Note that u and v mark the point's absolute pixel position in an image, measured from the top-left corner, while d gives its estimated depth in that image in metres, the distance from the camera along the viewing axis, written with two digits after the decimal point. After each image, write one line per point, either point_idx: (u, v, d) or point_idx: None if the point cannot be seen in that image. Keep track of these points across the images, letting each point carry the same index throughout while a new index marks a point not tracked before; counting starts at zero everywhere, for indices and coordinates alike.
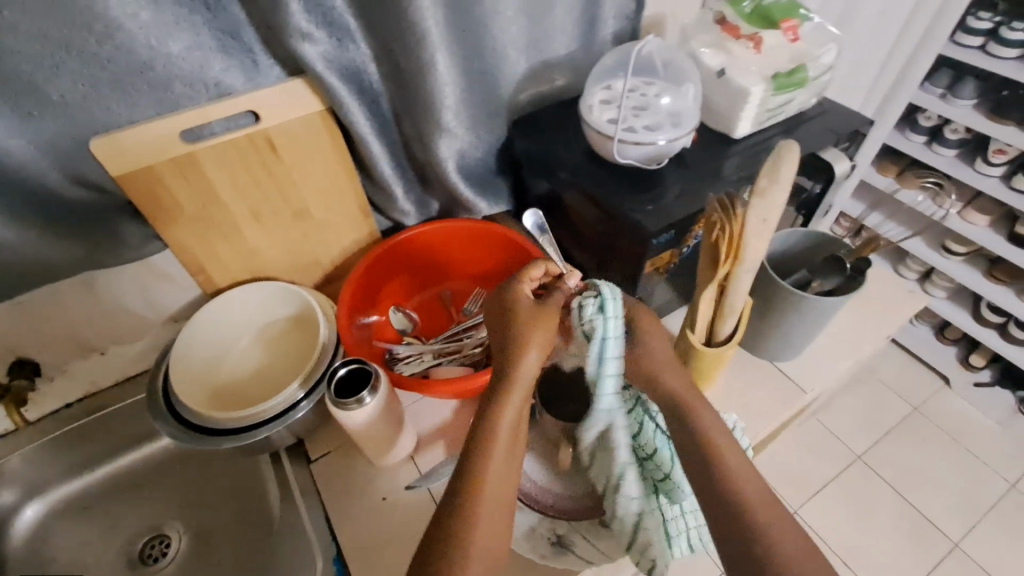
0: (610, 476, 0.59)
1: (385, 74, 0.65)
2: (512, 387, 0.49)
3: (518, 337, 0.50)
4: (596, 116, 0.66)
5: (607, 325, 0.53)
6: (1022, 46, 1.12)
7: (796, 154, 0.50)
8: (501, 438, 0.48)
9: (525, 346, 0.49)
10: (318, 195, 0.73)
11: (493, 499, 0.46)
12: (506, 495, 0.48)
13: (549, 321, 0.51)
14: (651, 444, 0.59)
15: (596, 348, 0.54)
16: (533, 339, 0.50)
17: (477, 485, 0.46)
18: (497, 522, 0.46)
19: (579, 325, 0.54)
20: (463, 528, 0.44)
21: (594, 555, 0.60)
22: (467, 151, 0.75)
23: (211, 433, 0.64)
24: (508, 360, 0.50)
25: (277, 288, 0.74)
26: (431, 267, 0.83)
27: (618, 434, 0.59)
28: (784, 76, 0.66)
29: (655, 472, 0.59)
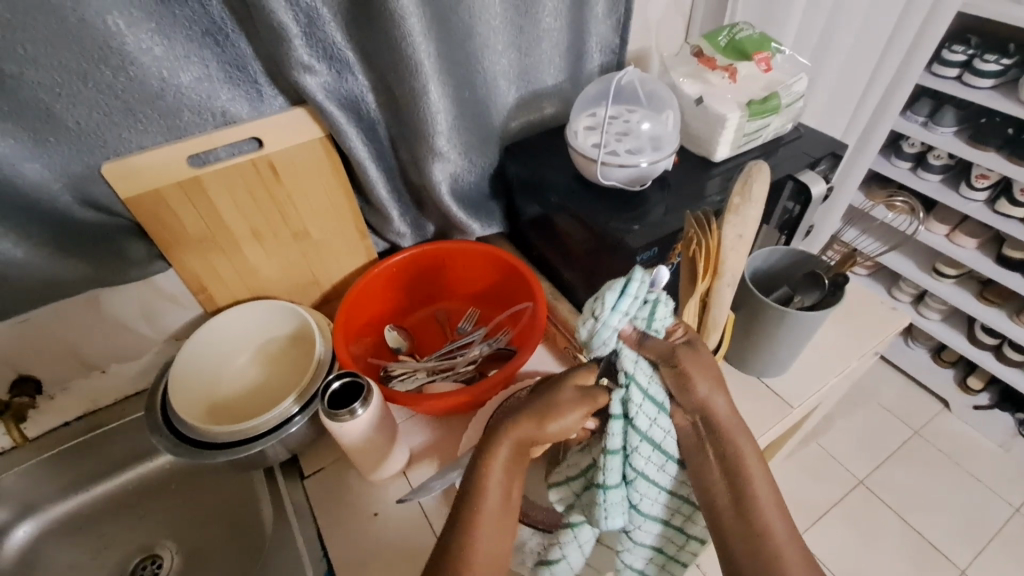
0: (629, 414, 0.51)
1: (381, 103, 0.69)
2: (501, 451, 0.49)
3: (539, 411, 0.50)
4: (582, 140, 0.69)
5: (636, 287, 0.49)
6: (996, 77, 1.19)
7: (766, 174, 0.54)
8: (492, 508, 0.47)
9: (539, 419, 0.49)
10: (316, 216, 0.75)
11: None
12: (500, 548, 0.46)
13: (572, 413, 0.50)
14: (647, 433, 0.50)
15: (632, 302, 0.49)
16: (550, 418, 0.49)
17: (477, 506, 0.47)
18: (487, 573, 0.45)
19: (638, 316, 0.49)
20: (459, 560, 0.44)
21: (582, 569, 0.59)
22: (460, 175, 0.77)
23: (207, 447, 0.65)
24: (512, 427, 0.49)
25: (279, 309, 0.76)
26: (425, 287, 0.85)
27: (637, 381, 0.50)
28: (759, 102, 0.69)
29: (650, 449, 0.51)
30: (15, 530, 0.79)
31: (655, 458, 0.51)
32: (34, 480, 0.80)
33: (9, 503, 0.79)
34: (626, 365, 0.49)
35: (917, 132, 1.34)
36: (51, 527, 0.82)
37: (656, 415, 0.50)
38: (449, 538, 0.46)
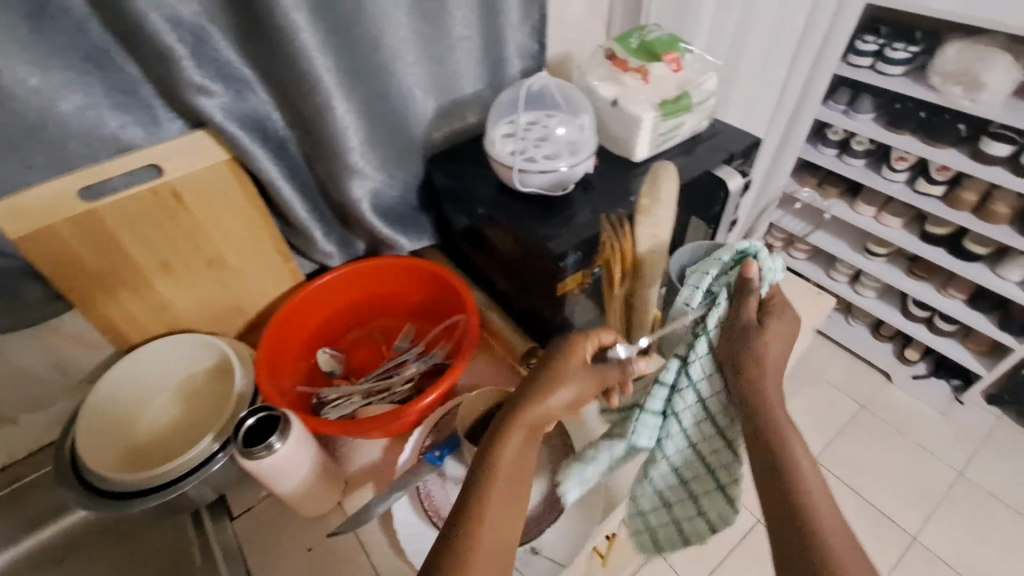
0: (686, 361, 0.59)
1: (289, 120, 0.66)
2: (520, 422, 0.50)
3: (547, 381, 0.53)
4: (500, 148, 0.68)
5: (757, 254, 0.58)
6: (905, 64, 1.26)
7: (673, 173, 0.55)
8: (506, 481, 0.48)
9: (551, 391, 0.52)
10: (232, 241, 0.72)
11: (487, 569, 0.43)
12: (505, 541, 0.45)
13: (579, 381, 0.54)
14: (697, 379, 0.58)
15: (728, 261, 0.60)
16: (563, 386, 0.53)
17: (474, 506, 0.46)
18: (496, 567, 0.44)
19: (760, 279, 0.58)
20: (466, 539, 0.44)
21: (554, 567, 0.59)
22: (382, 190, 0.75)
23: (123, 498, 0.61)
24: (532, 393, 0.52)
25: (195, 342, 0.72)
26: (358, 307, 0.83)
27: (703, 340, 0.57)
28: (670, 102, 0.70)
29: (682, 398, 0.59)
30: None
31: (697, 405, 0.58)
32: None
33: None
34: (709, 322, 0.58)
35: (840, 120, 1.40)
36: None
37: (710, 371, 0.57)
38: (449, 529, 0.45)
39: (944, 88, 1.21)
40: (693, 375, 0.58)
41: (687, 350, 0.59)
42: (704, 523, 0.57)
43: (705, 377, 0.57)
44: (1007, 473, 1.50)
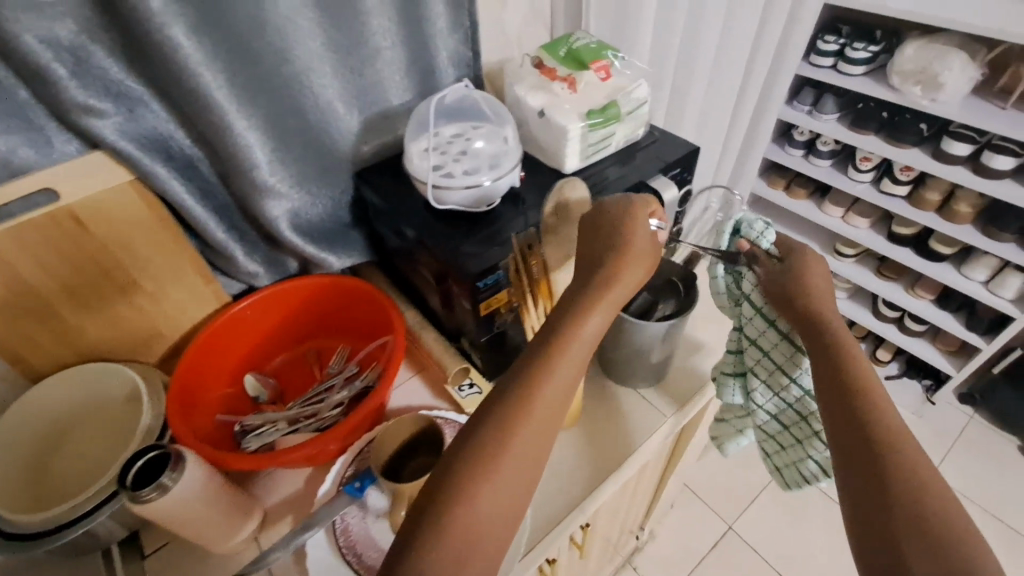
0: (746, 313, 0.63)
1: (195, 139, 0.63)
2: (561, 359, 0.47)
3: (613, 267, 0.50)
4: (419, 162, 0.66)
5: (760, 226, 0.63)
6: (866, 63, 1.24)
7: (574, 192, 0.55)
8: (539, 417, 0.45)
9: (612, 282, 0.50)
10: (143, 264, 0.69)
11: (506, 480, 0.43)
12: (534, 454, 0.45)
13: (637, 264, 0.51)
14: (758, 325, 0.62)
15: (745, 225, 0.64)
16: (622, 280, 0.50)
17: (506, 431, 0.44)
18: (518, 481, 0.44)
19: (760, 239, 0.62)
20: (498, 446, 0.44)
21: None
22: (303, 209, 0.72)
23: (26, 537, 0.57)
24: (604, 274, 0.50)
25: (105, 368, 0.68)
26: (289, 327, 0.80)
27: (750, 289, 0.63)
28: (597, 112, 0.68)
29: (765, 343, 0.62)
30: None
31: (766, 353, 0.63)
32: None
33: None
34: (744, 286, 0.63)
35: (804, 121, 1.38)
36: None
37: (764, 329, 0.62)
38: (481, 431, 0.45)
39: (903, 88, 1.19)
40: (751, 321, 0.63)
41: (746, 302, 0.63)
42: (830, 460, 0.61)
43: (762, 321, 0.62)
44: (981, 472, 1.49)
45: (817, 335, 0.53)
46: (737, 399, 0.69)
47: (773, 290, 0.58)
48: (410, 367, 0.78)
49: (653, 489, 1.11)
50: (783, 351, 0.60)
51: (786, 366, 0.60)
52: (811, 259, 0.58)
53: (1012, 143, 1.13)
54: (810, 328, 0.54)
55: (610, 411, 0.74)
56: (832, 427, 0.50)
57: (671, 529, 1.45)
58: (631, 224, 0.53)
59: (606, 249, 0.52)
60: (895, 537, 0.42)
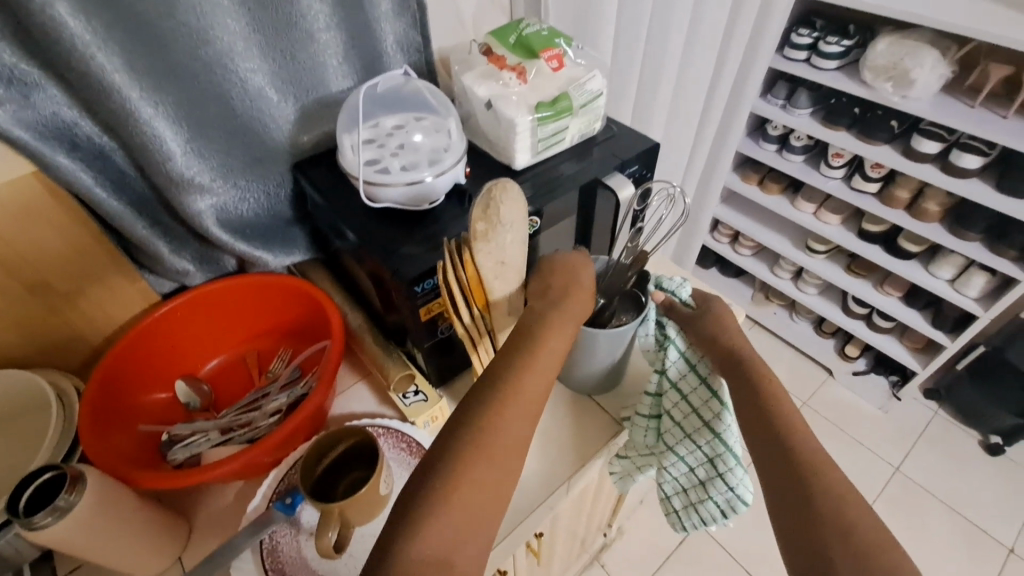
0: (666, 359, 0.64)
1: (105, 128, 0.58)
2: (532, 373, 0.48)
3: (564, 308, 0.53)
4: (353, 157, 0.61)
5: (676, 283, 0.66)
6: (839, 58, 1.22)
7: (511, 192, 0.48)
8: (499, 452, 0.43)
9: (559, 325, 0.52)
10: (55, 263, 0.63)
11: (461, 515, 0.40)
12: (493, 490, 0.42)
13: (583, 310, 0.55)
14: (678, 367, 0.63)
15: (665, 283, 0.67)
16: (567, 324, 0.53)
17: (467, 460, 0.42)
18: (472, 518, 0.41)
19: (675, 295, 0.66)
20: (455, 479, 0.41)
21: None
22: (234, 204, 0.68)
23: None
24: (554, 310, 0.53)
25: (9, 377, 0.62)
26: (225, 329, 0.75)
27: (674, 335, 0.63)
28: (548, 104, 0.64)
29: (687, 385, 0.63)
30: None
31: (683, 397, 0.63)
32: None
33: None
34: (669, 334, 0.63)
35: (777, 116, 1.36)
36: None
37: (685, 372, 0.63)
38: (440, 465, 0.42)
39: (876, 83, 1.16)
40: (674, 365, 0.63)
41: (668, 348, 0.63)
42: (742, 502, 0.62)
43: (685, 363, 0.63)
44: (943, 468, 1.51)
45: (738, 375, 0.57)
46: (647, 441, 0.67)
47: (697, 334, 0.61)
48: (356, 372, 0.74)
49: (617, 490, 1.09)
50: (700, 394, 0.61)
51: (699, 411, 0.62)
52: (719, 312, 0.62)
53: (980, 142, 1.12)
54: (734, 368, 0.57)
55: (563, 415, 0.71)
56: (761, 456, 0.51)
57: (638, 527, 1.44)
58: (579, 280, 0.56)
59: (560, 284, 0.55)
60: (828, 565, 0.42)
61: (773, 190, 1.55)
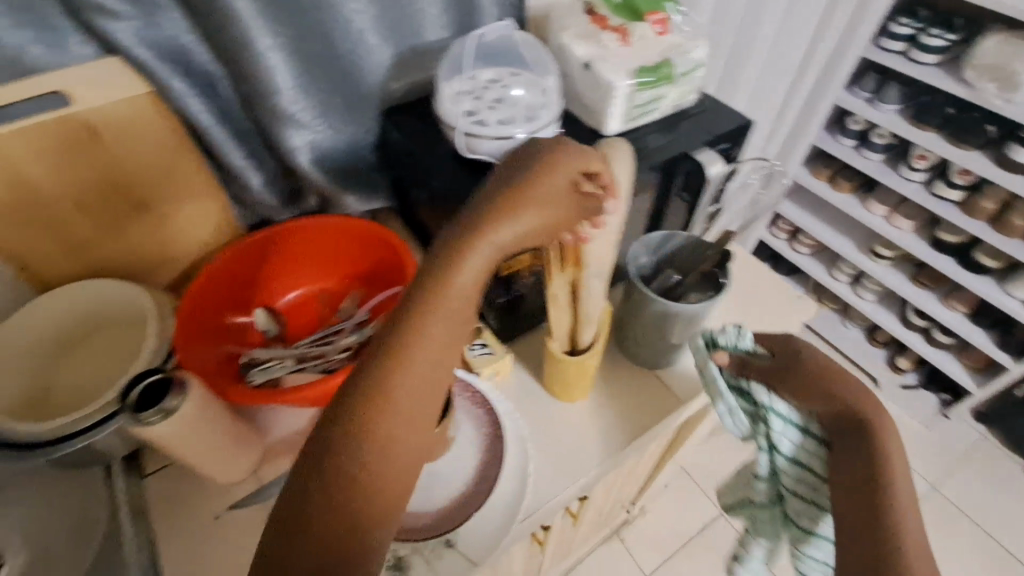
0: (767, 436, 0.56)
1: (217, 55, 0.60)
2: (436, 309, 0.40)
3: (503, 203, 0.44)
4: (450, 107, 0.62)
5: (734, 337, 0.58)
6: (940, 53, 1.14)
7: (627, 154, 0.51)
8: (416, 373, 0.38)
9: (505, 218, 0.44)
10: (158, 185, 0.66)
11: (388, 437, 0.37)
12: (425, 405, 0.39)
13: (553, 202, 0.46)
14: (784, 444, 0.55)
15: (724, 337, 0.58)
16: (523, 218, 0.44)
17: (383, 382, 0.38)
18: (401, 438, 0.37)
19: (734, 346, 0.58)
20: (374, 410, 0.37)
21: (476, 551, 0.57)
22: (329, 144, 0.69)
23: (16, 450, 0.56)
24: (479, 220, 0.43)
25: (113, 288, 0.66)
26: (302, 266, 0.78)
27: (777, 404, 0.55)
28: (650, 70, 0.62)
29: (800, 466, 0.54)
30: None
31: (796, 483, 0.54)
32: None
33: None
34: (759, 399, 0.56)
35: (862, 109, 1.29)
36: None
37: (799, 441, 0.54)
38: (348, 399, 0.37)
39: (977, 83, 1.09)
40: (782, 442, 0.55)
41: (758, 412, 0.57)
42: None
43: (790, 439, 0.54)
44: (985, 493, 1.46)
45: (852, 441, 0.49)
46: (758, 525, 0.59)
47: (792, 389, 0.53)
48: None
49: (652, 471, 1.10)
50: (813, 477, 0.53)
51: (814, 494, 0.52)
52: (807, 352, 0.54)
53: None
54: (851, 434, 0.49)
55: (624, 386, 0.72)
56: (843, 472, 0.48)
57: (662, 511, 1.45)
58: (547, 167, 0.46)
59: (534, 176, 0.45)
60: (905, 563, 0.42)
61: (843, 188, 1.48)
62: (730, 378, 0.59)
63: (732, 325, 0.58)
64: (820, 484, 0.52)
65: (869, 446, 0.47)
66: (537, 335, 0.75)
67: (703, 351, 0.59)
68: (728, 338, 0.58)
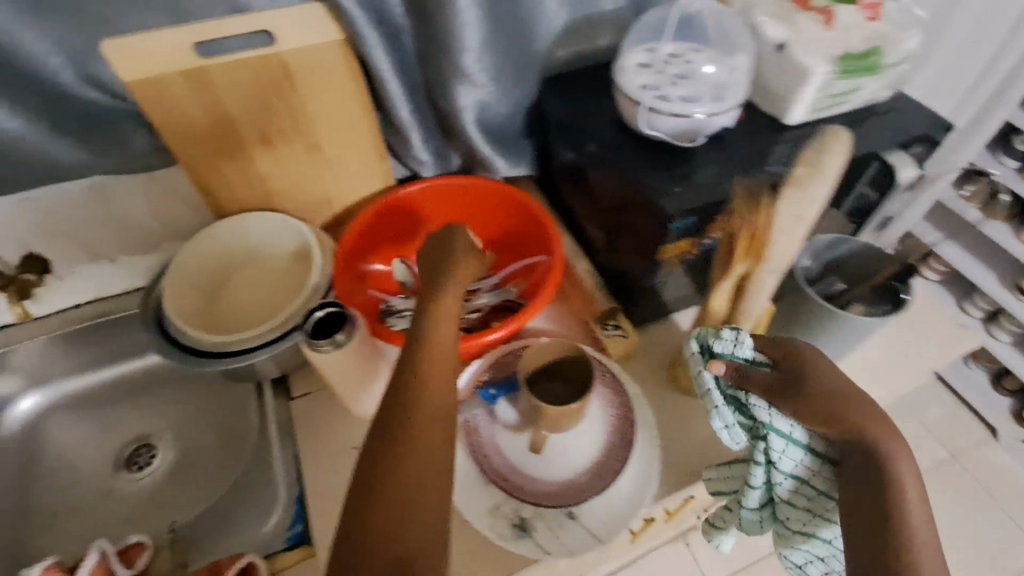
0: (757, 452, 0.50)
1: (408, 7, 0.61)
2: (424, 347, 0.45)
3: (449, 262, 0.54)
4: (629, 77, 0.59)
5: (730, 344, 0.51)
6: None
7: (846, 144, 0.45)
8: (429, 400, 0.42)
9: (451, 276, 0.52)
10: (331, 129, 0.69)
11: (423, 455, 0.40)
12: (447, 421, 0.42)
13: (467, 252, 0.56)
14: (778, 471, 0.49)
15: (721, 341, 0.52)
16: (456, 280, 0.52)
17: (409, 406, 0.42)
18: (433, 450, 0.40)
19: (737, 351, 0.51)
20: (409, 431, 0.40)
21: (601, 529, 0.57)
22: (492, 105, 0.69)
23: (199, 355, 0.63)
24: (434, 288, 0.51)
25: (283, 223, 0.72)
26: (441, 224, 0.79)
27: (763, 417, 0.49)
28: (855, 57, 0.57)
29: (802, 486, 0.48)
30: (14, 407, 0.78)
31: (787, 495, 0.49)
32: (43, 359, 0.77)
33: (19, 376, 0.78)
34: (758, 415, 0.49)
35: None
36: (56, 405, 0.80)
37: (802, 460, 0.48)
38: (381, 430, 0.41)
39: None
40: (782, 467, 0.48)
41: (751, 426, 0.50)
42: None
43: (781, 459, 0.48)
44: None
45: (862, 471, 0.43)
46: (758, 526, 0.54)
47: (794, 407, 0.47)
48: None
49: None
50: (814, 491, 0.47)
51: (809, 504, 0.48)
52: (821, 366, 0.48)
53: None
54: (852, 455, 0.44)
55: None
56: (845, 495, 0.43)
57: None
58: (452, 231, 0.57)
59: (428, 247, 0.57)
60: None
61: None
62: (728, 390, 0.52)
63: (732, 330, 0.52)
64: (830, 500, 0.47)
65: (881, 481, 0.42)
66: (666, 325, 0.73)
67: (705, 363, 0.52)
68: (718, 340, 0.52)
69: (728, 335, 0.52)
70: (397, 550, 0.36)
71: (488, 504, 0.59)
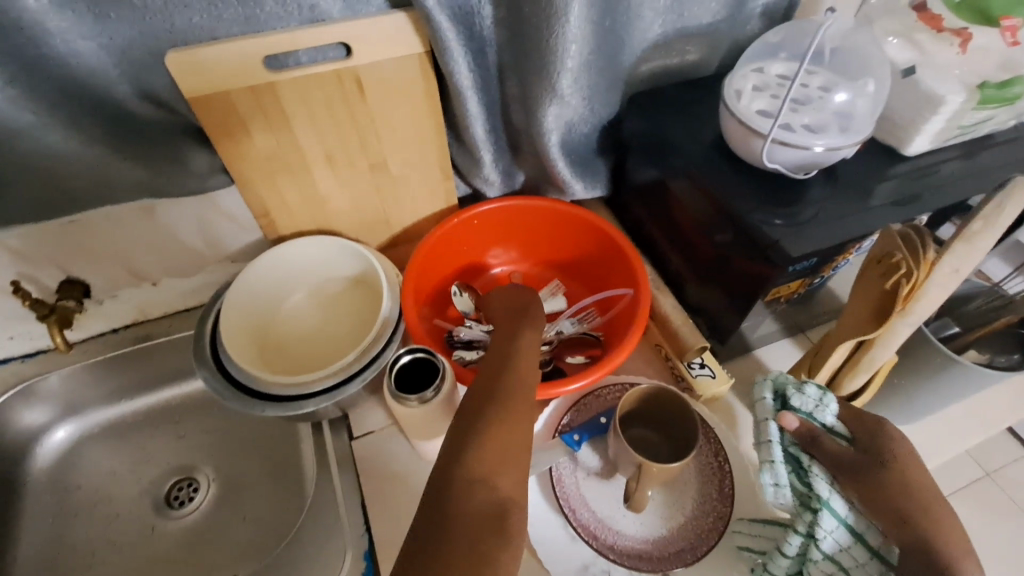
0: (804, 525, 0.48)
1: (498, 18, 0.55)
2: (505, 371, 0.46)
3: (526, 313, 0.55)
4: (741, 103, 0.54)
5: (807, 399, 0.51)
6: None
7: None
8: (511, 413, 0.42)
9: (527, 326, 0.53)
10: (399, 148, 0.64)
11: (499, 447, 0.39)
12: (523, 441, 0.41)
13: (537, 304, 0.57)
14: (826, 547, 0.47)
15: (802, 394, 0.51)
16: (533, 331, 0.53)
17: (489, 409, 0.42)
18: (508, 456, 0.39)
19: (816, 408, 0.50)
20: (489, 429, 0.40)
21: None
22: (575, 124, 0.64)
23: (260, 397, 0.58)
24: (513, 333, 0.52)
25: (346, 250, 0.67)
26: (508, 247, 0.74)
27: (822, 491, 0.48)
28: (995, 86, 0.52)
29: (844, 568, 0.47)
30: (50, 435, 0.74)
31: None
32: (78, 384, 0.74)
33: (52, 403, 0.73)
34: (818, 486, 0.48)
35: None
36: (91, 432, 0.75)
37: (846, 543, 0.47)
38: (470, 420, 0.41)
39: None
40: (827, 543, 0.47)
41: (805, 493, 0.49)
42: None
43: (834, 536, 0.47)
44: None
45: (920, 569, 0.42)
46: None
47: (861, 489, 0.47)
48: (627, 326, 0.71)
49: None
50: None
51: None
52: (904, 462, 0.47)
53: None
54: (914, 552, 0.43)
55: None
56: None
57: None
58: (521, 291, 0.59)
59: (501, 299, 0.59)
60: None
61: None
62: (790, 446, 0.51)
63: (815, 387, 0.51)
64: None
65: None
66: (751, 362, 0.68)
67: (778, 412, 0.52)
68: (799, 395, 0.51)
69: (814, 395, 0.51)
70: (492, 505, 0.36)
71: (579, 564, 0.55)
